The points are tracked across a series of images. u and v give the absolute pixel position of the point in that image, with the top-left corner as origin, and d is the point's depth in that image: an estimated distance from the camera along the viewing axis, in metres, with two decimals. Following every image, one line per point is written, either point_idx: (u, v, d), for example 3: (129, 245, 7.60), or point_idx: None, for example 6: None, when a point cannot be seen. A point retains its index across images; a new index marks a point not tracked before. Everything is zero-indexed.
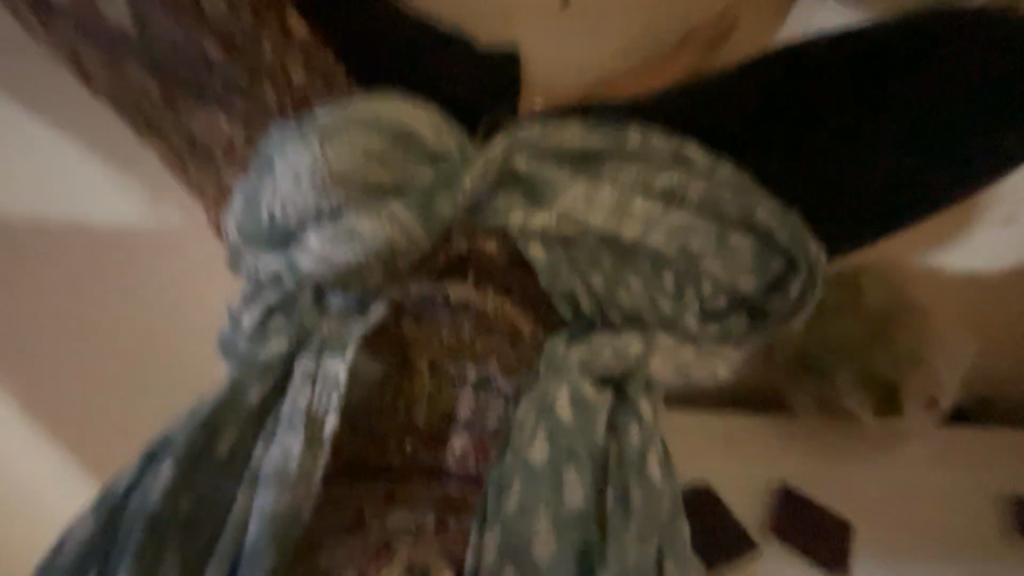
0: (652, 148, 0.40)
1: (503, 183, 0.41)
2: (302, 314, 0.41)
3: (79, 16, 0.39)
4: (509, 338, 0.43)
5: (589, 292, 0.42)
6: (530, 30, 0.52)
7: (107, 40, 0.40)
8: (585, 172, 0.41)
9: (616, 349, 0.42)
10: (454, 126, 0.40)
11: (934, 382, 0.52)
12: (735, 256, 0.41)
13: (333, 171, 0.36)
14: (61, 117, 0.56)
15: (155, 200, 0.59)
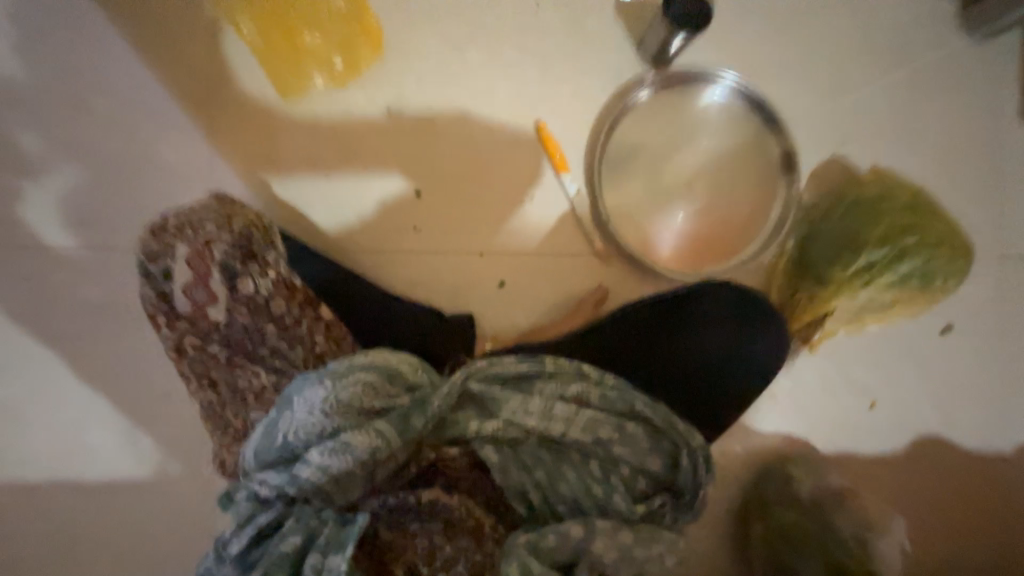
0: (562, 368, 0.59)
1: (463, 403, 0.57)
2: (308, 519, 0.50)
3: (187, 315, 0.67)
4: (474, 533, 0.52)
5: (535, 485, 0.55)
6: (482, 302, 0.83)
7: (201, 327, 0.67)
8: (519, 387, 0.58)
9: (559, 532, 0.51)
10: (425, 363, 0.58)
11: None
12: (632, 438, 0.57)
13: (336, 401, 0.51)
14: (107, 386, 0.76)
15: (165, 458, 0.77)
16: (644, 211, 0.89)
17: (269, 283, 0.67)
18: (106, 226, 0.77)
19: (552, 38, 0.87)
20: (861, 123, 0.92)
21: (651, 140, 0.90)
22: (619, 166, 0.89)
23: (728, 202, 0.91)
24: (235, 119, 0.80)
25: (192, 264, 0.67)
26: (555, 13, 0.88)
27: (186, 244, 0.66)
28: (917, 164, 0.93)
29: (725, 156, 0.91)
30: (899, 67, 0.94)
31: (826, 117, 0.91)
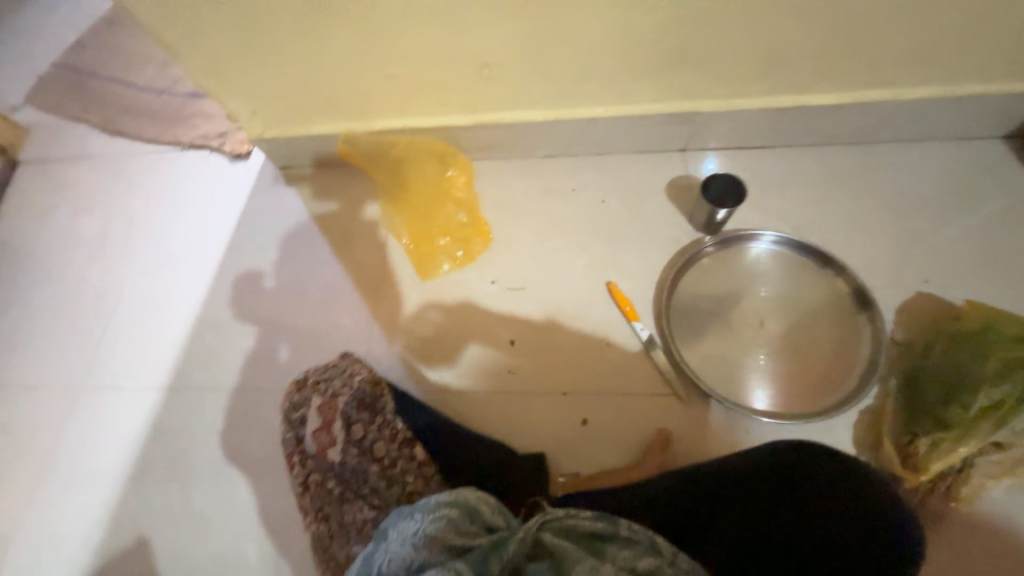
0: (636, 538, 0.69)
1: (539, 556, 0.67)
2: None
3: (314, 453, 0.98)
4: None
5: None
6: (560, 440, 0.95)
7: (324, 465, 0.97)
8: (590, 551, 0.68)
9: None
10: (504, 512, 0.74)
11: None
12: None
13: (428, 534, 0.66)
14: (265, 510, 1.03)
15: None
16: (718, 355, 0.95)
17: (380, 432, 0.97)
18: (300, 372, 1.12)
19: (617, 223, 1.14)
20: (928, 264, 0.97)
21: (716, 289, 1.01)
22: (687, 314, 1.00)
23: (802, 345, 0.94)
24: (390, 296, 1.13)
25: (322, 413, 1.00)
26: (619, 205, 1.16)
27: (320, 399, 1.02)
28: (1006, 299, 0.93)
29: (790, 303, 0.97)
30: (956, 213, 1.01)
31: (894, 263, 0.98)
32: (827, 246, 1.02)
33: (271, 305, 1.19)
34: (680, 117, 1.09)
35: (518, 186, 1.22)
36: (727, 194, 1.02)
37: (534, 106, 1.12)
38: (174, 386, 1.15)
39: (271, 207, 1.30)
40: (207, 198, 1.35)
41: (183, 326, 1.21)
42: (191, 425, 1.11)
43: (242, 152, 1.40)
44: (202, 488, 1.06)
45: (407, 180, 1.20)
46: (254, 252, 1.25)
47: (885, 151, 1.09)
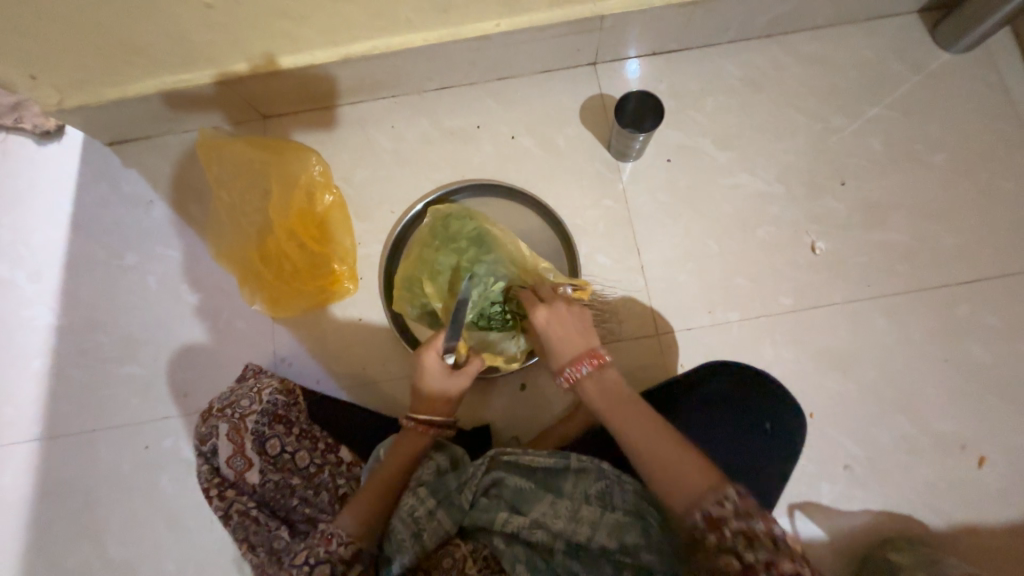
0: (585, 467, 0.68)
1: (498, 493, 0.67)
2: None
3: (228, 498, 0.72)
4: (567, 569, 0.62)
5: (600, 548, 0.62)
6: (498, 412, 0.90)
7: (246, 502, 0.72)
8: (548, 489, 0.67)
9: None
10: (445, 445, 0.74)
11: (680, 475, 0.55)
12: (653, 540, 0.63)
13: (412, 500, 0.65)
14: (173, 529, 0.93)
15: None
16: (648, 300, 0.91)
17: (296, 440, 0.77)
18: (201, 392, 0.98)
19: (531, 161, 1.00)
20: (848, 165, 0.94)
21: (644, 229, 0.95)
22: (614, 258, 0.93)
23: (732, 277, 0.91)
24: (286, 286, 0.97)
25: (231, 439, 0.74)
26: (530, 142, 1.01)
27: (225, 422, 0.75)
28: (919, 192, 0.92)
29: (714, 227, 0.93)
30: (874, 107, 0.96)
31: (816, 167, 0.94)
32: (749, 159, 0.96)
33: (146, 318, 1.01)
34: (581, 26, 0.92)
35: (414, 132, 1.04)
36: (643, 114, 0.90)
37: (407, 31, 0.91)
38: (51, 435, 0.98)
39: (117, 197, 1.07)
40: (26, 196, 1.09)
41: (42, 362, 1.01)
42: (83, 474, 0.96)
43: (50, 130, 1.09)
44: (117, 536, 0.93)
45: (278, 153, 0.97)
46: (109, 259, 1.05)
47: (804, 42, 1.00)
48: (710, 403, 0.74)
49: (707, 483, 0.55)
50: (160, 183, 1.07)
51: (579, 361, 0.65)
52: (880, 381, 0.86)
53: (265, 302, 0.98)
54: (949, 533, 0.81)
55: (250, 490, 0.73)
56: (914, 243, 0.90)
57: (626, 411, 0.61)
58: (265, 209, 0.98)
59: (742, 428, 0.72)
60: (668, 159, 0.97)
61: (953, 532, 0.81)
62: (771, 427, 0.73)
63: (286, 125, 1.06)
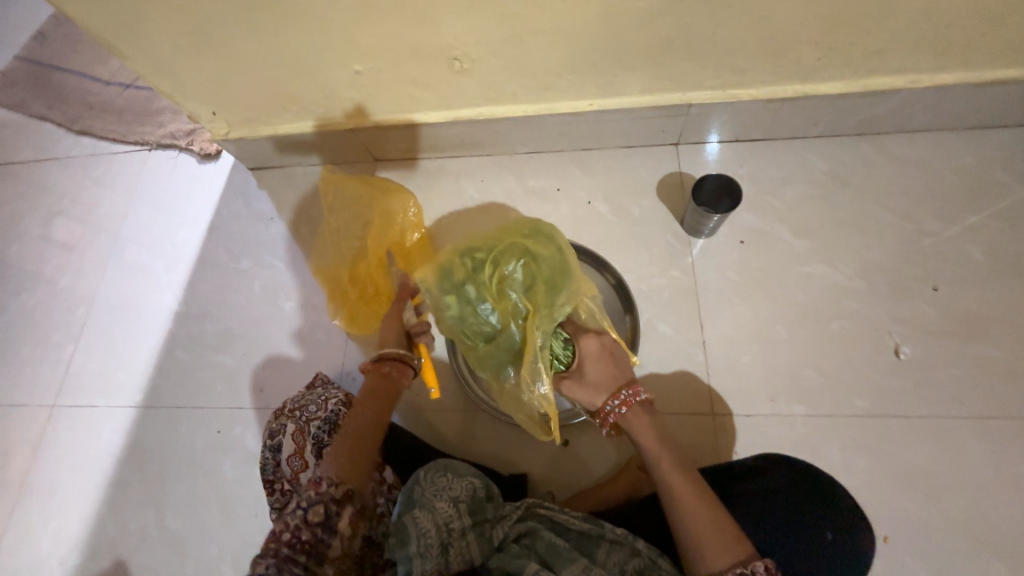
0: (622, 539, 0.66)
1: (529, 545, 0.67)
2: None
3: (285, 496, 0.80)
4: None
5: None
6: (538, 464, 0.90)
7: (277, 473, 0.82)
8: (583, 554, 0.66)
9: None
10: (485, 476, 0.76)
11: (713, 536, 0.62)
12: None
13: (446, 514, 0.68)
14: (223, 514, 1.00)
15: None
16: (706, 377, 0.89)
17: None
18: (273, 390, 1.08)
19: (603, 226, 1.06)
20: (941, 271, 0.89)
21: (708, 304, 0.95)
22: (675, 329, 0.94)
23: (800, 368, 0.87)
24: (364, 308, 1.05)
25: (295, 439, 0.82)
26: (604, 208, 1.07)
27: (292, 423, 0.83)
28: None
29: (784, 314, 0.91)
30: (974, 216, 0.92)
31: (904, 269, 0.90)
32: (829, 251, 0.94)
33: (246, 316, 1.16)
34: (668, 111, 1.00)
35: (500, 187, 1.15)
36: (720, 196, 0.93)
37: (510, 102, 1.04)
38: (147, 404, 1.13)
39: (247, 213, 1.28)
40: (180, 203, 1.33)
41: (156, 340, 1.19)
42: (163, 445, 1.08)
43: (211, 153, 1.35)
44: (175, 509, 1.02)
45: (381, 191, 1.10)
46: (228, 262, 1.23)
47: (897, 145, 1.00)
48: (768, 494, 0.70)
49: (734, 547, 0.61)
50: (282, 205, 1.26)
51: (626, 392, 0.73)
52: (973, 515, 0.76)
53: (345, 317, 1.08)
54: None
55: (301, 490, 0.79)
56: (1021, 364, 0.82)
57: (664, 461, 0.68)
58: (361, 237, 1.09)
59: (799, 534, 0.66)
60: (742, 241, 0.98)
61: None
62: (833, 538, 0.66)
63: (392, 169, 1.22)
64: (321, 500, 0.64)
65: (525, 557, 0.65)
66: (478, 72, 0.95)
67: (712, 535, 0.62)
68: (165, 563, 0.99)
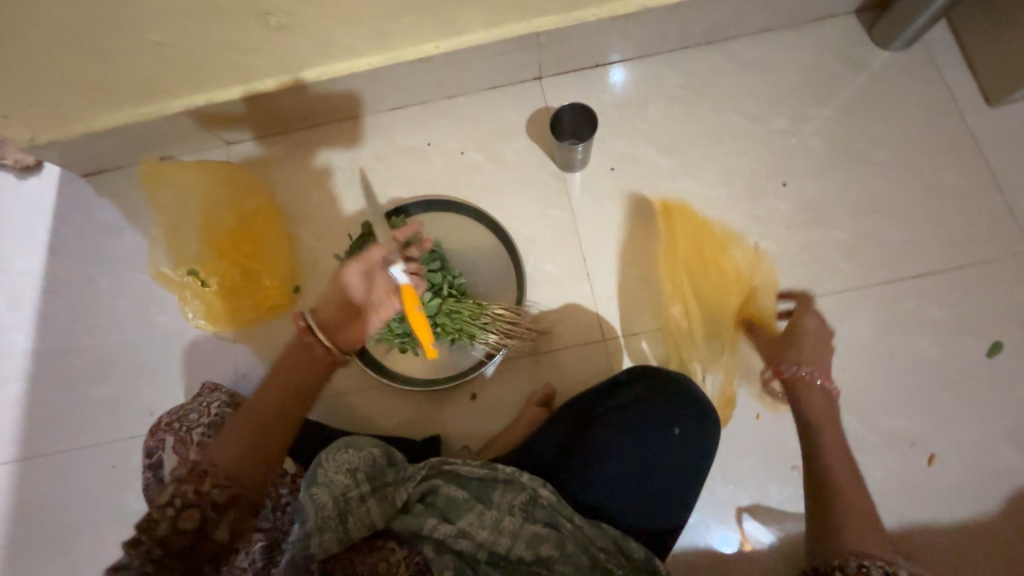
0: (514, 479, 0.68)
1: (430, 500, 0.69)
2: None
3: None
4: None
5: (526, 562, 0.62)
6: (448, 421, 0.90)
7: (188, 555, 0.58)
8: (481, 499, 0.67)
9: None
10: (387, 444, 0.75)
11: (835, 520, 0.64)
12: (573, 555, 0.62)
13: (338, 489, 0.67)
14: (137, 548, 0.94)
15: None
16: (594, 306, 0.92)
17: None
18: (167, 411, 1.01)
19: (480, 175, 1.03)
20: (789, 166, 0.95)
21: (588, 235, 0.96)
22: (561, 267, 0.95)
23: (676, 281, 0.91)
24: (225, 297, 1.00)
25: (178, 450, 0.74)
26: (478, 156, 1.04)
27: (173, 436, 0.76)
28: (861, 190, 0.93)
29: (657, 232, 0.94)
30: (815, 109, 0.98)
31: (758, 170, 0.95)
32: (692, 165, 0.97)
33: (117, 340, 1.05)
34: (519, 44, 0.95)
35: (368, 151, 1.07)
36: (580, 124, 0.93)
37: (352, 56, 0.95)
38: (25, 456, 1.02)
39: (91, 226, 1.12)
40: (8, 229, 1.15)
41: (19, 386, 1.05)
42: (55, 494, 0.99)
43: (30, 165, 1.15)
44: (88, 556, 0.95)
45: (210, 177, 1.05)
46: (83, 285, 1.09)
47: (743, 48, 1.02)
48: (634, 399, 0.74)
49: (874, 534, 0.61)
50: (131, 211, 1.12)
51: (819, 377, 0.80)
52: None
53: (208, 315, 1.02)
54: (908, 536, 0.79)
55: None
56: (858, 240, 0.91)
57: (825, 433, 0.75)
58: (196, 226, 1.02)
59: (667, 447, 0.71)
60: (613, 168, 0.99)
61: (911, 532, 0.79)
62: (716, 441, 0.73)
63: (248, 150, 1.10)
64: (198, 503, 0.59)
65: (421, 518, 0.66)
66: (304, 26, 0.86)
67: (835, 519, 0.65)
68: None
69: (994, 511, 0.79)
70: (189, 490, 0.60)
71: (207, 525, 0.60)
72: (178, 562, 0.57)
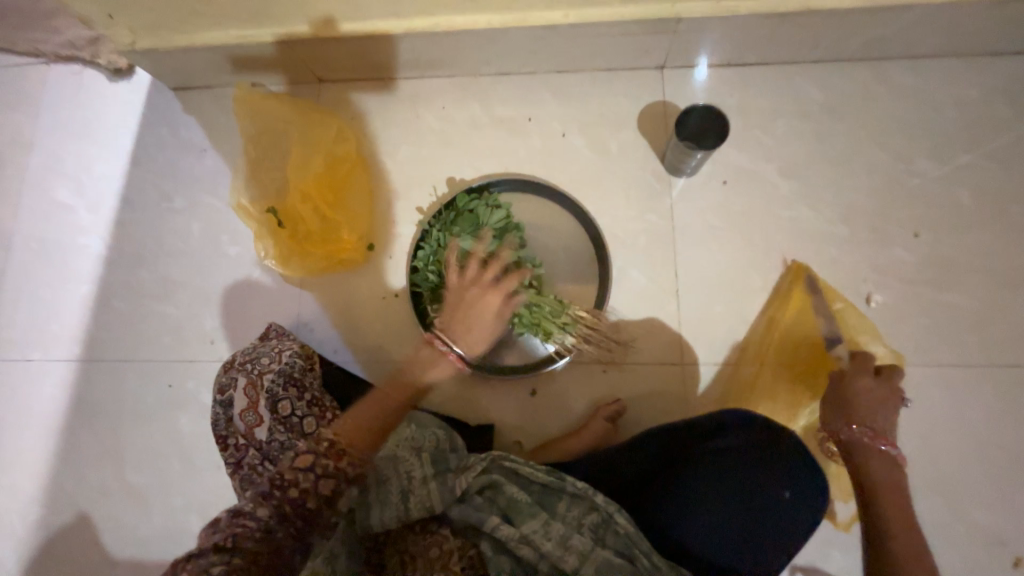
0: (580, 494, 0.65)
1: (491, 495, 0.66)
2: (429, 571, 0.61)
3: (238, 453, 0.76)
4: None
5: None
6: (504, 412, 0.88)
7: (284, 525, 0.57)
8: (543, 506, 0.65)
9: None
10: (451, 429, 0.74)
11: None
12: None
13: (400, 464, 0.64)
14: (184, 466, 0.97)
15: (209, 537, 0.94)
16: (677, 326, 0.87)
17: (304, 405, 0.76)
18: (226, 342, 1.01)
19: (579, 162, 0.96)
20: (924, 214, 0.85)
21: (684, 248, 0.90)
22: (648, 277, 0.89)
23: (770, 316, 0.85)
24: (302, 244, 0.97)
25: (247, 393, 0.77)
26: (580, 141, 0.97)
27: (243, 377, 0.78)
28: (1001, 255, 0.83)
29: (760, 259, 0.87)
30: (966, 155, 0.87)
31: (888, 212, 0.86)
32: (814, 193, 0.88)
33: (186, 263, 1.05)
34: (654, 26, 0.87)
35: (464, 115, 1.01)
36: (705, 130, 0.83)
37: (473, 10, 0.87)
38: (88, 357, 1.04)
39: (174, 142, 1.11)
40: (93, 130, 1.14)
41: (89, 289, 1.07)
42: (111, 399, 1.02)
43: (122, 68, 1.13)
44: (133, 464, 0.98)
45: (301, 118, 1.01)
46: (160, 200, 1.09)
47: (898, 71, 0.90)
48: (735, 448, 0.68)
49: None
50: (215, 134, 1.10)
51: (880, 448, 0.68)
52: (917, 453, 0.79)
53: (279, 257, 0.98)
54: None
55: (257, 444, 0.75)
56: (986, 310, 0.82)
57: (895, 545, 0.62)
58: (283, 166, 1.00)
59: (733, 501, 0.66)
60: (725, 181, 0.91)
61: None
62: (788, 497, 0.66)
63: (340, 91, 1.06)
64: (335, 477, 0.57)
65: (481, 515, 0.62)
66: None
67: None
68: (125, 515, 0.97)
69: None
70: (326, 462, 0.56)
71: (327, 506, 0.57)
72: (300, 523, 0.56)
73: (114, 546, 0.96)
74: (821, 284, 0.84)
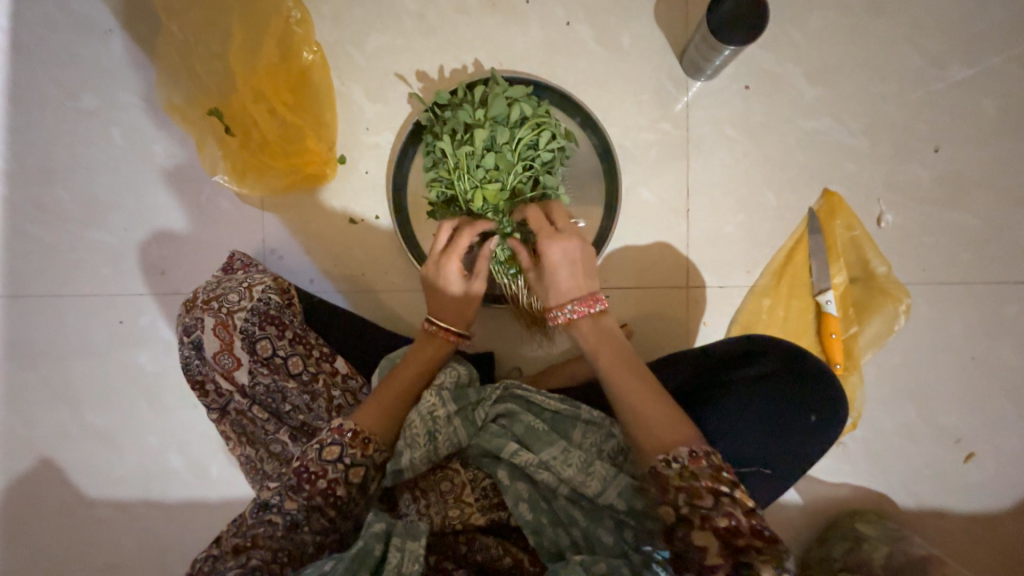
0: (598, 421, 0.64)
1: (510, 424, 0.64)
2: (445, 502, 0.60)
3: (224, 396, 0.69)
4: (553, 511, 0.60)
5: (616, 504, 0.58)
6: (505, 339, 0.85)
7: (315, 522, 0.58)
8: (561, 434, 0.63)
9: (614, 530, 0.59)
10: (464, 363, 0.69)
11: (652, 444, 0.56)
12: None
13: (431, 410, 0.61)
14: (153, 406, 0.89)
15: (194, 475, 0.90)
16: (686, 249, 0.82)
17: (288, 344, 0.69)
18: (180, 271, 0.88)
19: (585, 58, 0.82)
20: (945, 126, 0.81)
21: (698, 163, 0.82)
22: (658, 196, 0.82)
23: (781, 236, 0.82)
24: (259, 155, 0.82)
25: (218, 334, 0.68)
26: (586, 33, 0.82)
27: (211, 316, 0.68)
28: (1011, 171, 0.81)
29: (776, 176, 0.82)
30: (997, 61, 0.81)
31: (910, 125, 0.81)
32: (839, 101, 0.81)
33: (114, 178, 0.87)
34: None
35: None
36: (741, 16, 0.72)
37: None
38: (12, 292, 0.89)
39: (66, 18, 0.86)
40: None
41: None
42: (52, 338, 0.89)
43: None
44: (93, 405, 0.89)
45: None
46: (63, 98, 0.87)
47: None
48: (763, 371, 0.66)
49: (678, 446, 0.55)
50: (120, 9, 0.85)
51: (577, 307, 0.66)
52: (903, 367, 0.82)
53: (233, 173, 0.83)
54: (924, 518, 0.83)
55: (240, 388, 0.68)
56: (986, 229, 0.81)
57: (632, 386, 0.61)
58: (225, 54, 0.81)
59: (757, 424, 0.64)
60: (746, 86, 0.81)
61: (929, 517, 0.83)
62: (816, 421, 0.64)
63: None
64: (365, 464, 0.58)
65: (500, 445, 0.62)
66: None
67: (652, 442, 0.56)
68: (95, 458, 0.90)
69: (1010, 511, 0.82)
70: (354, 453, 0.57)
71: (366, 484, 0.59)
72: (332, 514, 0.57)
73: (88, 486, 0.90)
74: (842, 209, 0.81)
